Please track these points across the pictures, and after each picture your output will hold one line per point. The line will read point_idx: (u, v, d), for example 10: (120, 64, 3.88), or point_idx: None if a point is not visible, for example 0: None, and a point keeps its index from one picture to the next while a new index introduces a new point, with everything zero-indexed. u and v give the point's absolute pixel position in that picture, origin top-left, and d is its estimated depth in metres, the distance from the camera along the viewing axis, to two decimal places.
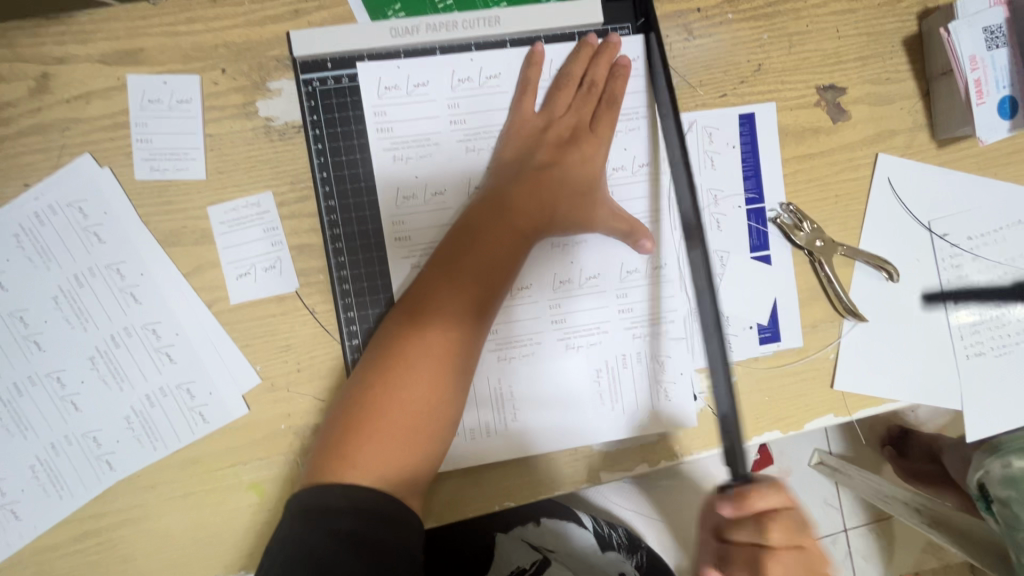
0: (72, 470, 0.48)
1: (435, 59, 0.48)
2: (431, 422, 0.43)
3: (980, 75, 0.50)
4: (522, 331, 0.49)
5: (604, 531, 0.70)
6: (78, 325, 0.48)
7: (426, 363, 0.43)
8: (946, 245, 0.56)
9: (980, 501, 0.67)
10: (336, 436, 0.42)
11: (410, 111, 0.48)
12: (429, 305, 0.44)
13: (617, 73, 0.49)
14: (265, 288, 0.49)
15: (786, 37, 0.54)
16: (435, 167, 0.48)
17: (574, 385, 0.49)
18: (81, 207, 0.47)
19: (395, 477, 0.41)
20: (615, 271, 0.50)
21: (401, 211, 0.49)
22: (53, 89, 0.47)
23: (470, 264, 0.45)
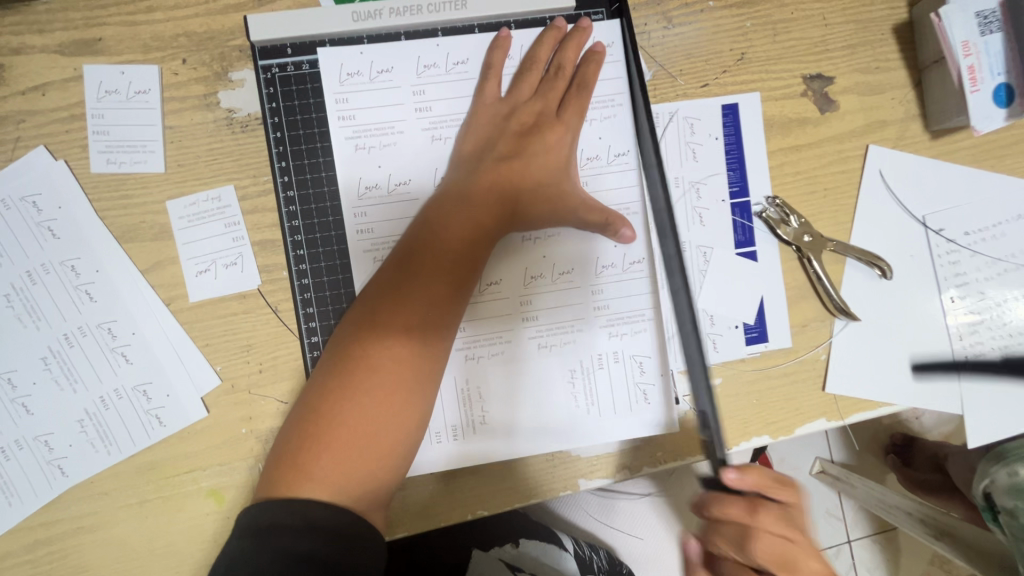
0: (22, 475, 0.46)
1: (399, 45, 0.46)
2: (394, 428, 0.41)
3: (973, 62, 0.48)
4: (491, 330, 0.47)
5: (586, 553, 0.67)
6: (30, 324, 0.46)
7: (385, 367, 0.41)
8: (942, 241, 0.53)
9: (985, 511, 0.63)
10: (292, 447, 0.40)
11: (372, 98, 0.46)
12: (387, 307, 0.42)
13: (587, 60, 0.47)
14: (225, 286, 0.47)
15: (770, 25, 0.52)
16: (398, 157, 0.46)
17: (546, 386, 0.47)
18: (34, 202, 0.46)
19: (353, 490, 0.39)
20: (588, 266, 0.48)
21: (362, 202, 0.47)
22: (8, 81, 0.45)
23: (434, 259, 0.43)
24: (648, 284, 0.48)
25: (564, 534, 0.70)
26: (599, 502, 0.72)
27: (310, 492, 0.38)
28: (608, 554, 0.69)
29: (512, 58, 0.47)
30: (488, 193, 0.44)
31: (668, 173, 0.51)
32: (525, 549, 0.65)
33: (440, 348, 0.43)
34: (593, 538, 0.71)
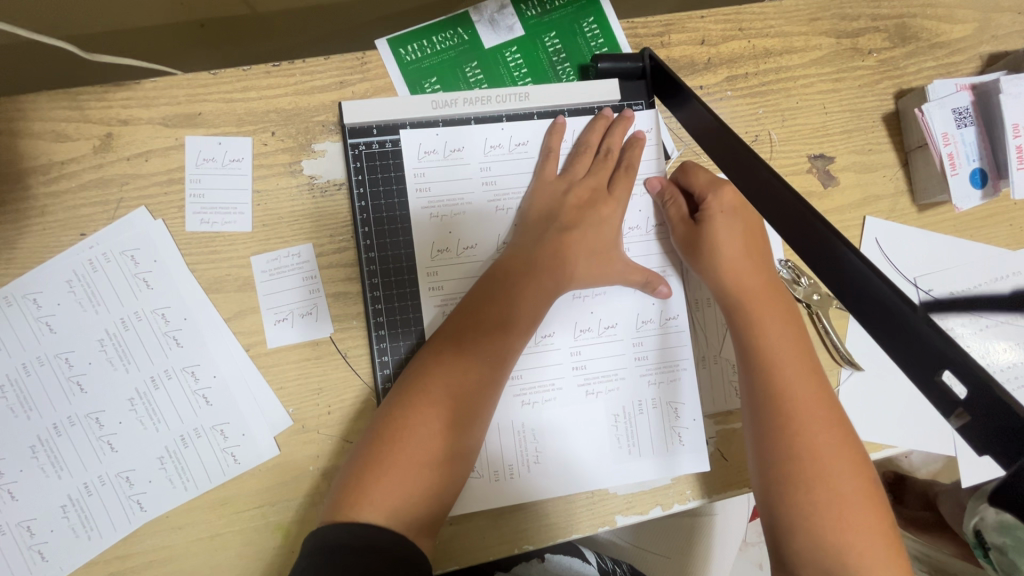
0: (103, 510, 0.49)
1: (469, 127, 0.53)
2: (451, 458, 0.45)
3: (952, 150, 0.56)
4: (542, 375, 0.52)
5: (607, 565, 0.73)
6: (121, 367, 0.50)
7: (447, 403, 0.45)
8: (932, 300, 0.61)
9: (976, 548, 0.65)
10: (359, 472, 0.44)
11: (446, 172, 0.53)
12: (452, 348, 0.47)
13: (634, 144, 0.54)
14: (300, 334, 0.52)
15: (779, 112, 0.60)
16: (466, 222, 0.53)
17: (589, 428, 0.52)
18: (133, 256, 0.50)
19: (411, 516, 0.43)
20: (630, 318, 0.54)
21: (435, 262, 0.52)
22: (115, 148, 0.51)
23: (498, 312, 0.48)
24: (683, 336, 0.54)
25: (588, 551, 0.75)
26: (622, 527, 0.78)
27: (373, 511, 0.42)
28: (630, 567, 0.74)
29: (566, 141, 0.54)
30: (548, 256, 0.50)
31: None
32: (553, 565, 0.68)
33: (496, 389, 0.47)
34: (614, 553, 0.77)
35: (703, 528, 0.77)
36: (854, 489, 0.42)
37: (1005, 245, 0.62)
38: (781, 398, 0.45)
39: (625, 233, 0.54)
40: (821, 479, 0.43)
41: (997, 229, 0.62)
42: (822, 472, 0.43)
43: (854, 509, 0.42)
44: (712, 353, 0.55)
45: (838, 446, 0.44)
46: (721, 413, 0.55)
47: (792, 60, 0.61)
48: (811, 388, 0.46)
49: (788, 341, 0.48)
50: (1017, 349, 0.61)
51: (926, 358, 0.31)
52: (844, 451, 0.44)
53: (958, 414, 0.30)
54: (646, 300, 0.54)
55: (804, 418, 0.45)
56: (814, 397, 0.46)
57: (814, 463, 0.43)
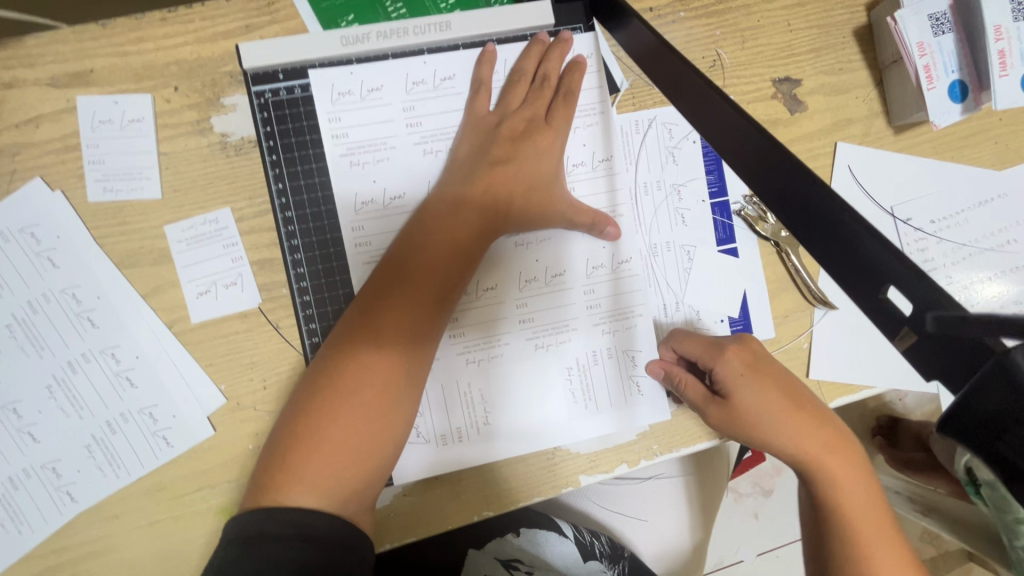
0: (31, 504, 0.46)
1: (387, 64, 0.48)
2: (389, 425, 0.42)
3: (929, 61, 0.51)
4: (486, 333, 0.49)
5: (586, 539, 0.70)
6: (34, 353, 0.46)
7: (372, 372, 0.42)
8: (910, 230, 0.57)
9: (969, 485, 0.63)
10: (280, 450, 0.40)
11: (365, 116, 0.48)
12: (374, 310, 0.43)
13: (574, 70, 0.50)
14: (226, 307, 0.48)
15: (739, 32, 0.55)
16: (392, 171, 0.49)
17: (541, 385, 0.49)
18: (33, 233, 0.46)
19: (344, 492, 0.40)
20: (580, 263, 0.50)
21: (360, 216, 0.49)
22: (1, 115, 0.46)
23: (428, 264, 0.44)
24: (636, 280, 0.51)
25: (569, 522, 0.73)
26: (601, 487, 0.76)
27: (304, 488, 0.39)
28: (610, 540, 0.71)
29: (498, 73, 0.50)
30: (479, 201, 0.46)
31: (649, 176, 0.52)
32: (526, 540, 0.69)
33: (431, 348, 0.44)
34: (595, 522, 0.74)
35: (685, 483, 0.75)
36: None
37: (988, 165, 0.57)
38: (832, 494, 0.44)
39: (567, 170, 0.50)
40: None
41: (979, 148, 0.57)
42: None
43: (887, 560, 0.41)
44: (671, 299, 0.53)
45: (887, 543, 0.42)
46: None
47: None
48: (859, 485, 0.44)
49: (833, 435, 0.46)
50: (1004, 277, 0.57)
51: (870, 282, 0.32)
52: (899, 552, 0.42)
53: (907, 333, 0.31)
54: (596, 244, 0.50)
55: (854, 517, 0.43)
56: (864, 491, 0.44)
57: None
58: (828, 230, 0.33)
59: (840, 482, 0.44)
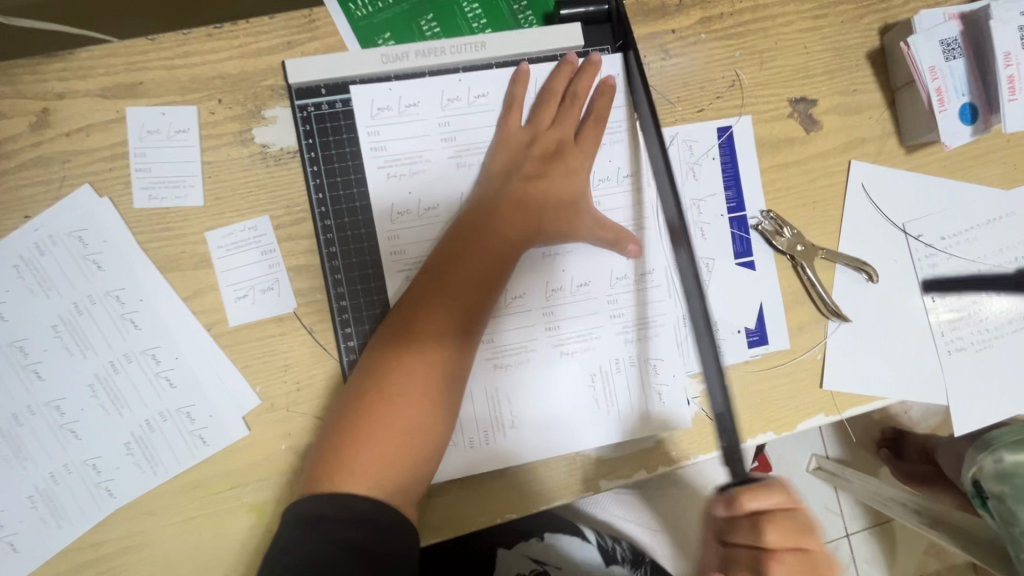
0: (71, 499, 0.48)
1: (424, 80, 0.50)
2: (430, 427, 0.43)
3: (940, 84, 0.53)
4: (515, 340, 0.50)
5: (609, 544, 0.73)
6: (78, 353, 0.48)
7: (415, 376, 0.44)
8: (921, 246, 0.59)
9: (975, 498, 0.70)
10: (331, 446, 0.42)
11: (402, 130, 0.50)
12: (416, 317, 0.45)
13: (603, 88, 0.52)
14: (263, 312, 0.50)
15: (757, 54, 0.57)
16: (427, 182, 0.51)
17: (569, 391, 0.51)
18: (81, 237, 0.48)
19: (391, 485, 0.41)
20: (605, 274, 0.52)
21: (395, 227, 0.50)
22: (53, 124, 0.48)
23: (465, 273, 0.46)
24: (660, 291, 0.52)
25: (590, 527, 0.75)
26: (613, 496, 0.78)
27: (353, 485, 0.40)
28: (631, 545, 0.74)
29: (531, 90, 0.52)
30: (512, 214, 0.48)
31: (671, 191, 0.55)
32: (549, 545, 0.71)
33: (468, 356, 0.46)
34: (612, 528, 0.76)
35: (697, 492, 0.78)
36: None
37: (997, 184, 0.59)
38: None
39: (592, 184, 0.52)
40: None
41: (988, 168, 0.59)
42: None
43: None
44: None
45: None
46: None
47: None
48: None
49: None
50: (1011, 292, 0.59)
51: None
52: None
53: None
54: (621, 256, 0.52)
55: None
56: None
57: None
58: None
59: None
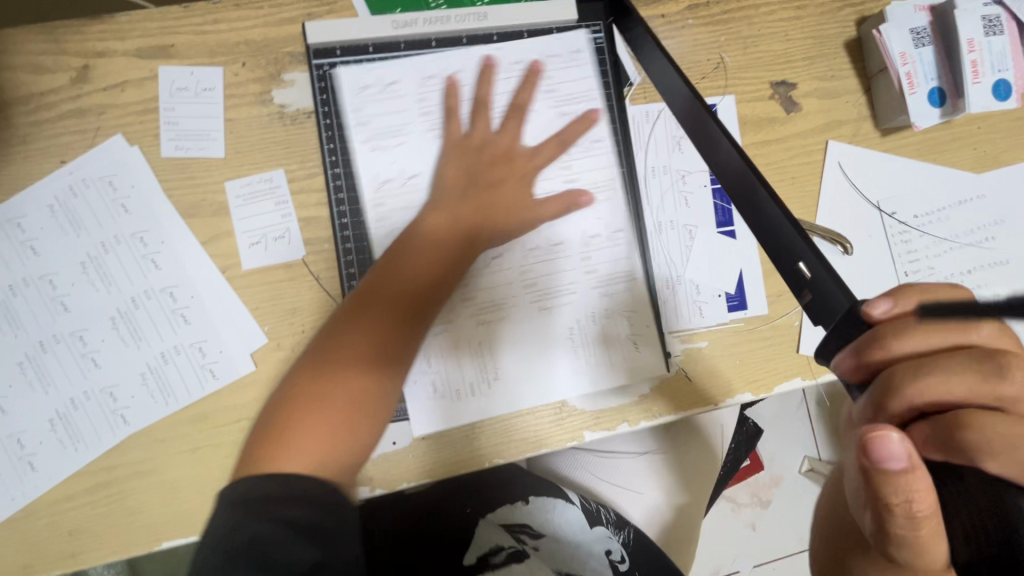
0: (88, 424, 0.51)
1: (399, 63, 0.55)
2: (372, 402, 0.45)
3: (910, 69, 0.57)
4: (491, 293, 0.54)
5: (592, 507, 0.78)
6: (103, 288, 0.52)
7: (365, 348, 0.45)
8: (895, 223, 0.62)
9: None
10: (272, 423, 0.43)
11: (384, 106, 0.55)
12: (373, 293, 0.48)
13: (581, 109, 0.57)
14: (274, 256, 0.54)
15: (741, 39, 0.61)
16: (407, 153, 0.55)
17: (545, 343, 0.54)
18: (111, 181, 0.52)
19: (331, 461, 0.42)
20: (563, 237, 0.56)
21: (380, 195, 0.54)
22: (92, 79, 0.53)
23: (423, 252, 0.50)
24: (601, 276, 0.56)
25: (573, 492, 0.81)
26: (596, 459, 0.83)
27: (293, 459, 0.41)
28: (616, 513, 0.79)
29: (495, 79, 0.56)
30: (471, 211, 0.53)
31: (658, 161, 0.59)
32: (535, 507, 0.76)
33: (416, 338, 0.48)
34: (592, 492, 0.81)
35: (669, 457, 0.84)
36: None
37: (967, 168, 0.63)
38: None
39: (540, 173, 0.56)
40: None
41: (959, 152, 0.63)
42: None
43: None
44: (673, 273, 0.58)
45: None
46: (687, 332, 0.58)
47: None
48: None
49: None
50: (983, 270, 0.62)
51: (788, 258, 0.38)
52: None
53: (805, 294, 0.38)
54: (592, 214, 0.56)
55: None
56: None
57: None
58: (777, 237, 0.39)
59: None
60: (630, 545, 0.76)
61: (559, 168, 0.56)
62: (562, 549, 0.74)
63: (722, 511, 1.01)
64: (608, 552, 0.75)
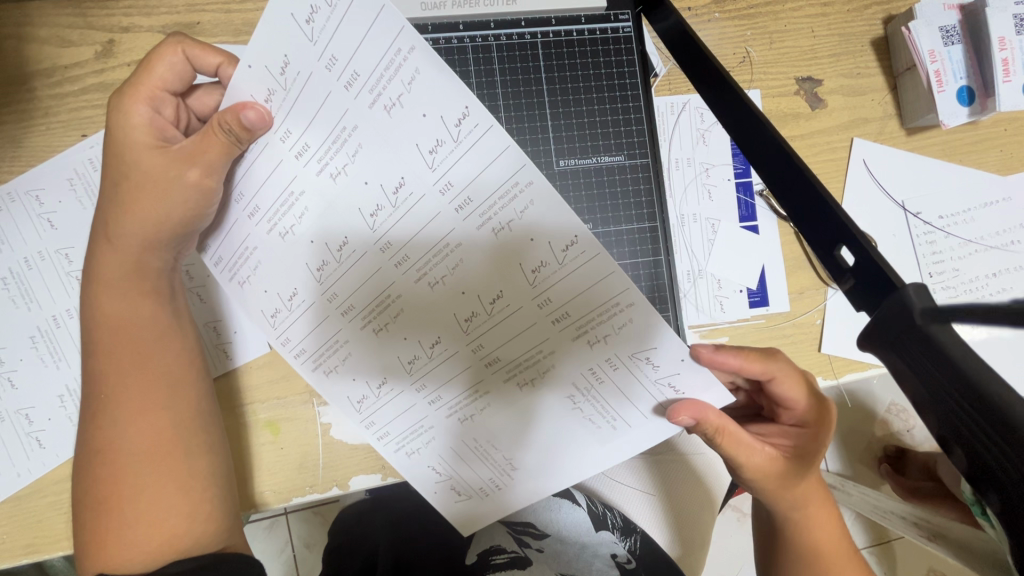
0: None
1: (280, 18, 0.37)
2: (157, 453, 0.44)
3: (939, 67, 0.56)
4: (451, 369, 0.45)
5: (597, 509, 0.76)
6: None
7: (124, 418, 0.44)
8: (920, 223, 0.61)
9: (975, 507, 0.64)
10: (87, 524, 0.42)
11: (304, 106, 0.39)
12: (111, 360, 0.45)
13: (165, 47, 0.45)
14: (278, 299, 0.45)
15: (767, 34, 0.61)
16: (370, 164, 0.39)
17: (527, 422, 0.46)
18: None
19: (168, 530, 0.42)
20: (524, 296, 0.40)
21: (340, 250, 0.42)
22: (116, 54, 0.53)
23: (117, 287, 0.45)
24: (566, 363, 0.42)
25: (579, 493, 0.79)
26: None
27: (125, 537, 0.41)
28: (622, 516, 0.76)
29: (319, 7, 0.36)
30: (143, 214, 0.44)
31: (682, 153, 0.59)
32: (540, 506, 0.77)
33: (193, 364, 0.48)
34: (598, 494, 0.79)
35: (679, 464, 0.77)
36: (831, 541, 0.50)
37: (994, 171, 0.62)
38: (803, 516, 0.50)
39: (242, 102, 0.39)
40: (820, 547, 0.50)
41: (986, 153, 0.62)
42: (825, 549, 0.50)
43: (820, 516, 0.50)
44: (694, 267, 0.58)
45: (823, 516, 0.50)
46: (707, 327, 0.58)
47: None
48: (822, 509, 0.50)
49: (826, 512, 0.50)
50: (1006, 274, 0.61)
51: (830, 240, 0.39)
52: (827, 510, 0.50)
53: (848, 279, 0.38)
54: (554, 240, 0.38)
55: (808, 512, 0.50)
56: (831, 523, 0.50)
57: (818, 542, 0.50)
58: (814, 221, 0.40)
59: (811, 505, 0.50)
60: (637, 550, 0.72)
61: (582, 160, 0.57)
62: (565, 551, 0.73)
63: (730, 522, 1.00)
64: (614, 554, 0.72)
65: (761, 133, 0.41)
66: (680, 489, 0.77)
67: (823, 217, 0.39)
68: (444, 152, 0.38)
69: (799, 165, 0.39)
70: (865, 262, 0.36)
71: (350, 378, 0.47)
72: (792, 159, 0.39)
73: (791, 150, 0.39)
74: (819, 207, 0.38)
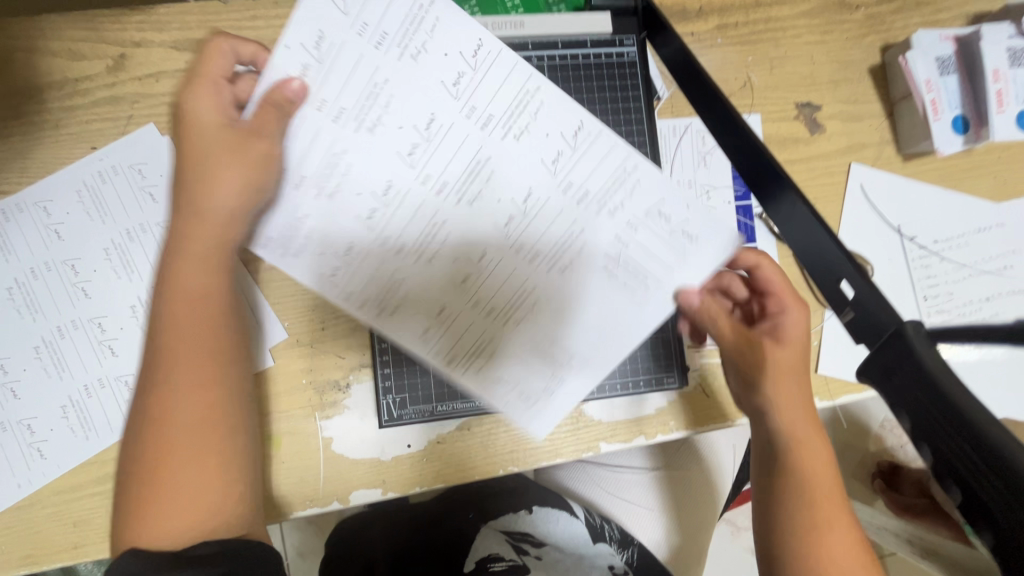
0: (101, 412, 0.51)
1: (309, 15, 0.45)
2: (212, 439, 0.42)
3: (934, 96, 0.58)
4: (503, 271, 0.48)
5: (595, 521, 0.78)
6: (124, 276, 0.52)
7: (189, 392, 0.42)
8: (915, 247, 0.62)
9: None
10: (128, 499, 0.41)
11: (344, 71, 0.46)
12: (175, 333, 0.43)
13: (211, 47, 0.46)
14: (333, 258, 0.47)
15: (768, 60, 0.62)
16: (401, 108, 0.47)
17: (582, 280, 0.48)
18: (140, 169, 0.52)
19: (212, 516, 0.41)
20: (553, 239, 0.48)
21: (386, 198, 0.47)
22: (128, 68, 0.53)
23: (200, 257, 0.44)
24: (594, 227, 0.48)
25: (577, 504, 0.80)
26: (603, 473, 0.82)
27: (160, 513, 0.40)
28: (620, 528, 0.78)
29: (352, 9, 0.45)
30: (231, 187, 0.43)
31: (684, 175, 0.60)
32: (538, 517, 0.76)
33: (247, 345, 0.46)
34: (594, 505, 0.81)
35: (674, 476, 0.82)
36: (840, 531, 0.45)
37: (988, 197, 0.63)
38: (806, 492, 0.46)
39: (283, 80, 0.45)
40: (823, 532, 0.45)
41: (980, 180, 0.63)
42: (827, 533, 0.45)
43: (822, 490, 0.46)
44: None
45: (829, 494, 0.46)
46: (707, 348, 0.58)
47: (782, 11, 0.63)
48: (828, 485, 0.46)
49: (832, 492, 0.46)
50: (1000, 299, 0.62)
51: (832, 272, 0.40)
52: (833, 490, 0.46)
53: (847, 311, 0.39)
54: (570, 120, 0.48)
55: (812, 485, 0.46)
56: (835, 506, 0.46)
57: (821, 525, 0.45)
58: (817, 252, 0.41)
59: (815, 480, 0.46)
60: (634, 563, 0.74)
61: None
62: (563, 559, 0.73)
63: (726, 537, 1.00)
64: (611, 566, 0.73)
65: (759, 161, 0.43)
66: (675, 500, 0.82)
67: (823, 249, 0.40)
68: (465, 82, 0.47)
69: (795, 193, 0.40)
70: (864, 296, 0.37)
71: (404, 324, 0.48)
72: (793, 191, 0.40)
73: (793, 183, 0.40)
74: (820, 240, 0.40)
